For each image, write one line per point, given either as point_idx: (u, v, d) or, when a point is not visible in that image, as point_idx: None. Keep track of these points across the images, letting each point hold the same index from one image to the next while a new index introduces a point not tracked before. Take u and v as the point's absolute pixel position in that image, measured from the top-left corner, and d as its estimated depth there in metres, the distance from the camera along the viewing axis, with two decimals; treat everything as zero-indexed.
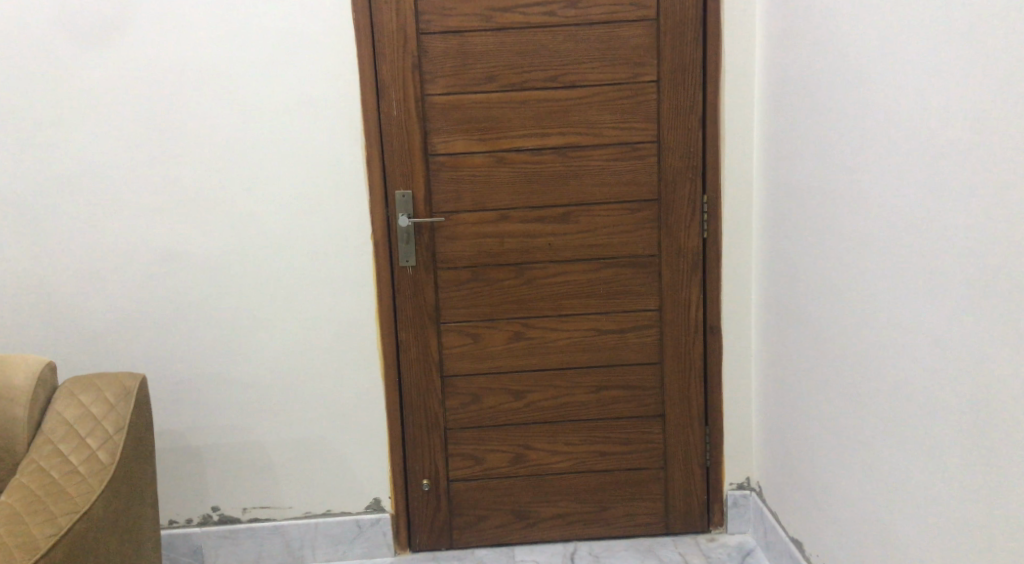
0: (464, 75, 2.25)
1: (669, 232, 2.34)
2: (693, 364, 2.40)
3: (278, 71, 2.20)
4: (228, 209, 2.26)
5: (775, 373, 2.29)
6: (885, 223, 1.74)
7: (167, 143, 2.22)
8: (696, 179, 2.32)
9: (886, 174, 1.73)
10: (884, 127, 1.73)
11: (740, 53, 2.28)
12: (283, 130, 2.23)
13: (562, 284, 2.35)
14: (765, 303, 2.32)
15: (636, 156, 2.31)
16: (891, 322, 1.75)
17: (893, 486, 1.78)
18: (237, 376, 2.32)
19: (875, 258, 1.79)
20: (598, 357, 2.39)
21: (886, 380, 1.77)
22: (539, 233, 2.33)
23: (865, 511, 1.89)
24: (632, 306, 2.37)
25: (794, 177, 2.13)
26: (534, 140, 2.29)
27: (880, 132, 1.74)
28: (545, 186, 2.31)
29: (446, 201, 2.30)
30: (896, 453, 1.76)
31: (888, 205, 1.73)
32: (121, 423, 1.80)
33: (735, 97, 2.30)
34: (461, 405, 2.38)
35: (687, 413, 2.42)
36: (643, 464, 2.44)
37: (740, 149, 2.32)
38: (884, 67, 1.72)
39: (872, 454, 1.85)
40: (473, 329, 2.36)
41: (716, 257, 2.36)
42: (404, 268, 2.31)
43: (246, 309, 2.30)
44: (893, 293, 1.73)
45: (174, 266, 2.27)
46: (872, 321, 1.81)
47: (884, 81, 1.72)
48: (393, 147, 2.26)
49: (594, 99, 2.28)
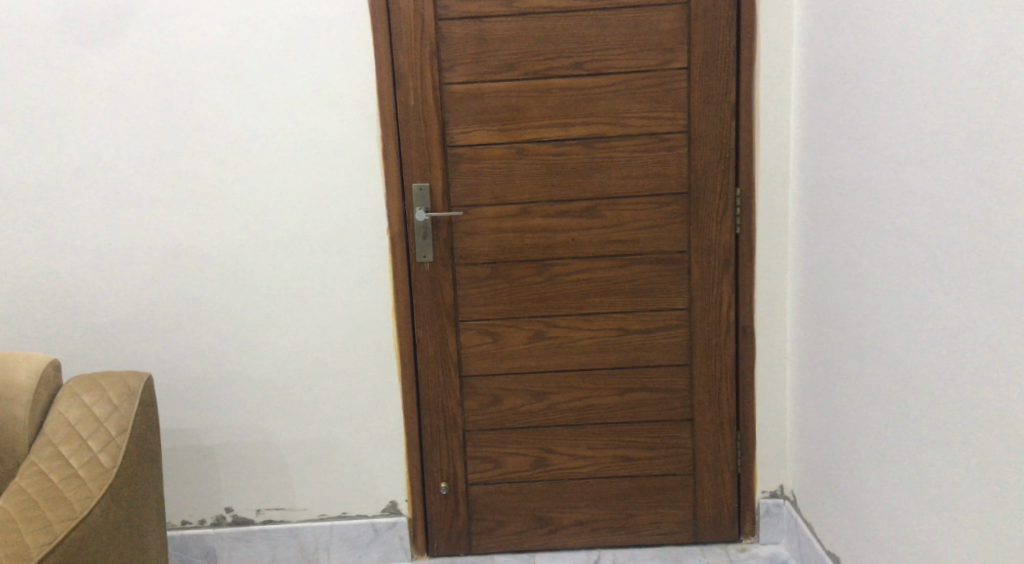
0: (484, 62, 2.15)
1: (698, 227, 2.23)
2: (724, 366, 2.29)
3: (291, 59, 2.13)
4: (240, 205, 2.19)
5: (814, 379, 2.17)
6: (931, 220, 1.62)
7: (178, 135, 2.16)
8: (728, 172, 2.21)
9: (932, 167, 1.60)
10: (931, 117, 1.60)
11: (775, 38, 2.15)
12: (296, 121, 2.16)
13: (586, 282, 2.25)
14: (802, 302, 2.20)
15: (664, 147, 2.20)
16: (936, 327, 1.62)
17: (938, 504, 1.65)
18: (250, 375, 2.26)
19: (918, 257, 1.66)
20: (624, 358, 2.28)
21: (932, 389, 1.65)
22: (562, 228, 2.23)
23: (905, 528, 1.76)
24: (659, 305, 2.26)
25: (833, 170, 2.00)
26: (557, 131, 2.19)
27: (927, 122, 1.61)
28: (569, 179, 2.21)
29: (466, 195, 2.21)
30: (943, 469, 1.63)
31: (934, 201, 1.61)
32: (124, 424, 1.73)
33: (770, 85, 2.17)
34: (480, 407, 2.29)
35: (718, 417, 2.31)
36: (671, 470, 2.33)
37: (776, 140, 2.20)
38: (931, 53, 1.59)
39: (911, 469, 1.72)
40: (492, 327, 2.26)
41: (749, 254, 2.24)
42: (422, 264, 2.23)
43: (260, 306, 2.23)
44: (940, 297, 1.61)
45: (185, 261, 2.21)
46: (913, 325, 1.69)
47: (931, 67, 1.59)
48: (410, 139, 2.17)
49: (621, 87, 2.17)
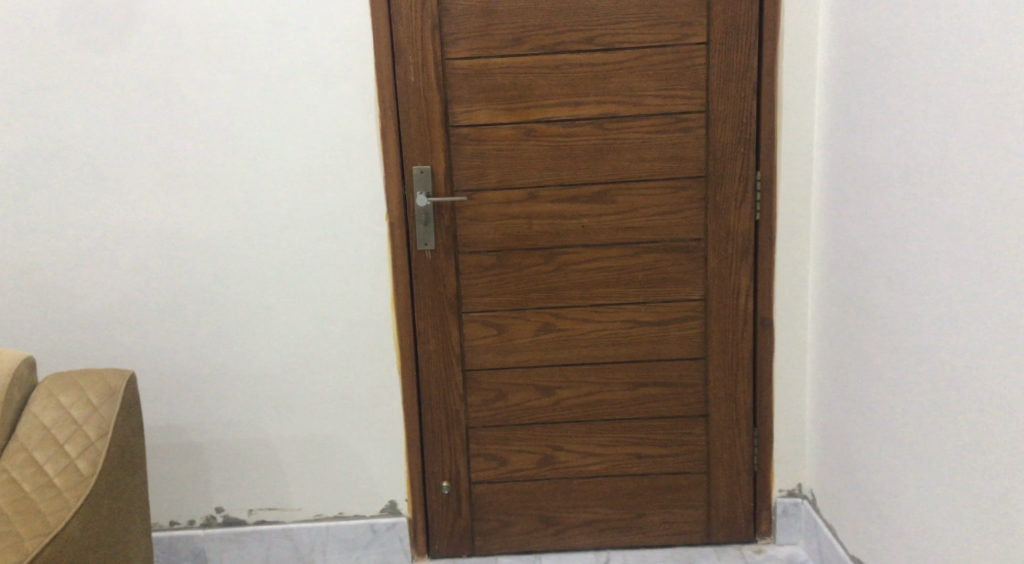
0: (490, 37, 2.01)
1: (716, 213, 2.10)
2: (741, 360, 2.17)
3: (284, 33, 1.99)
4: (230, 189, 2.06)
5: (838, 374, 2.05)
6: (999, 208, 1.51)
7: (164, 113, 2.03)
8: (748, 154, 2.08)
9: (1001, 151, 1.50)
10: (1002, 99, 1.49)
11: (800, 12, 2.02)
12: (290, 99, 2.03)
13: (597, 271, 2.12)
14: (826, 294, 2.08)
15: (680, 128, 2.07)
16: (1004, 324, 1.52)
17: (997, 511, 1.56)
18: (241, 369, 2.14)
19: (984, 250, 1.55)
20: (636, 351, 2.16)
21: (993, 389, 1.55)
22: (572, 214, 2.10)
23: (956, 537, 1.66)
24: (673, 295, 2.14)
25: (867, 154, 1.88)
26: (568, 110, 2.05)
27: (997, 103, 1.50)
28: (580, 162, 2.08)
29: (470, 178, 2.08)
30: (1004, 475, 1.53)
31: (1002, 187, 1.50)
32: (104, 428, 1.59)
33: (794, 61, 2.04)
34: (484, 402, 2.17)
35: (734, 413, 2.20)
36: (684, 468, 2.22)
37: (799, 120, 2.07)
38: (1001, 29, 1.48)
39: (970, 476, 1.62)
40: (498, 319, 2.14)
41: (769, 241, 2.12)
42: (423, 252, 2.10)
43: (251, 296, 2.11)
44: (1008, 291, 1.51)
45: (172, 248, 2.08)
46: (974, 320, 1.59)
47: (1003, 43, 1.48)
48: (410, 119, 2.04)
49: (635, 64, 2.03)
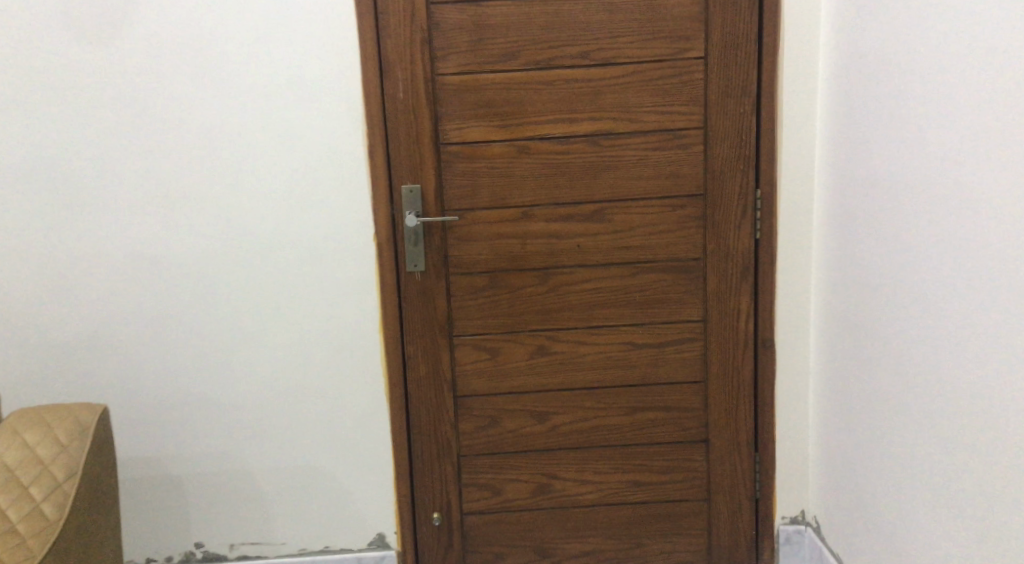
0: (481, 51, 1.95)
1: (715, 233, 2.04)
2: (742, 383, 2.10)
3: (267, 47, 1.92)
4: (211, 209, 1.98)
5: (842, 398, 1.99)
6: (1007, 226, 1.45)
7: (141, 131, 1.94)
8: (748, 171, 2.02)
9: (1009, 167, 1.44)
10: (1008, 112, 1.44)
11: (800, 26, 1.97)
12: (273, 116, 1.95)
13: (593, 292, 2.05)
14: (829, 314, 2.02)
15: (678, 145, 2.00)
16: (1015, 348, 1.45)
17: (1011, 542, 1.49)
18: (222, 397, 2.04)
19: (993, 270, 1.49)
20: (634, 375, 2.09)
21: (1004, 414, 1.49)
22: (567, 234, 2.03)
23: None
24: (671, 317, 2.07)
25: (870, 171, 1.82)
26: (562, 127, 1.99)
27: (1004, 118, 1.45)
28: (575, 180, 2.01)
29: (461, 197, 2.00)
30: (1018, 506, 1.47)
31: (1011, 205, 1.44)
32: (73, 468, 1.49)
33: (795, 76, 1.99)
34: (476, 429, 2.09)
35: (735, 438, 2.12)
36: (684, 495, 2.14)
37: (800, 137, 2.01)
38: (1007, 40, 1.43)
39: (983, 507, 1.55)
40: (490, 342, 2.06)
41: (769, 261, 2.05)
42: (412, 274, 2.02)
43: (232, 321, 2.02)
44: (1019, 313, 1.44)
45: (150, 272, 1.99)
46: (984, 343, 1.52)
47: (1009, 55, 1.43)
48: (399, 136, 1.96)
49: (631, 79, 1.97)
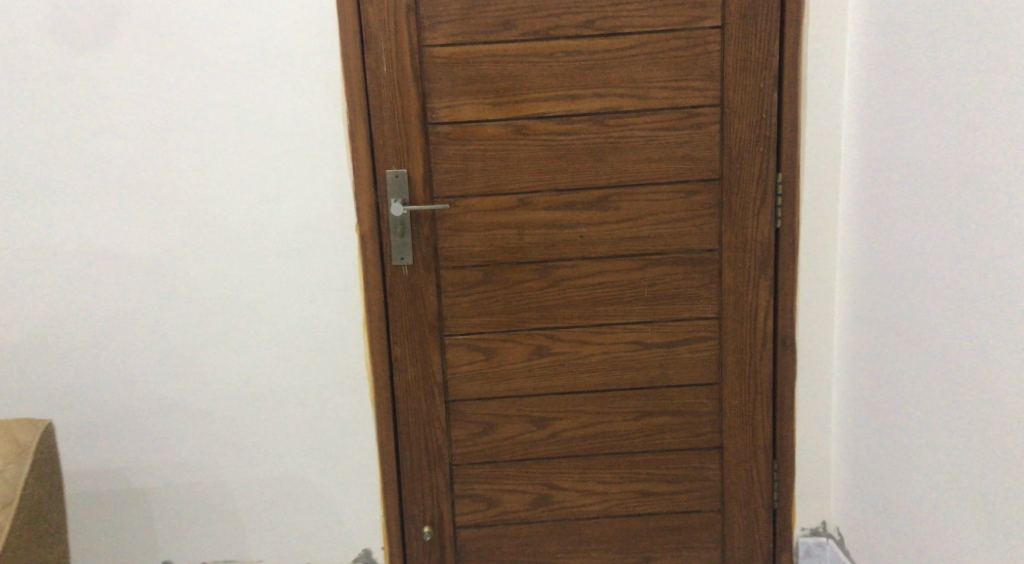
0: (473, 20, 1.75)
1: (731, 221, 1.85)
2: (760, 385, 1.93)
3: (236, 17, 1.72)
4: (174, 197, 1.79)
5: (869, 404, 1.81)
6: None
7: (98, 111, 1.76)
8: (768, 153, 1.83)
9: None
10: None
11: None
12: (244, 94, 1.76)
13: (597, 287, 1.87)
14: (856, 312, 1.83)
15: (691, 125, 1.81)
16: None
17: None
18: (190, 403, 1.87)
19: None
20: (641, 377, 1.91)
21: None
22: (568, 222, 1.84)
23: None
24: (683, 313, 1.89)
25: (905, 153, 1.64)
26: (563, 105, 1.79)
27: None
28: (578, 164, 1.82)
29: (452, 183, 1.81)
30: None
31: None
32: (7, 496, 1.31)
33: (821, 48, 1.79)
34: (469, 437, 1.91)
35: (752, 445, 1.95)
36: (695, 506, 1.98)
37: (826, 116, 1.82)
38: None
39: None
40: (484, 342, 1.88)
41: (791, 252, 1.87)
42: (399, 268, 1.83)
43: (202, 320, 1.84)
44: None
45: (108, 266, 1.81)
46: None
47: None
48: (383, 116, 1.77)
49: (640, 51, 1.78)
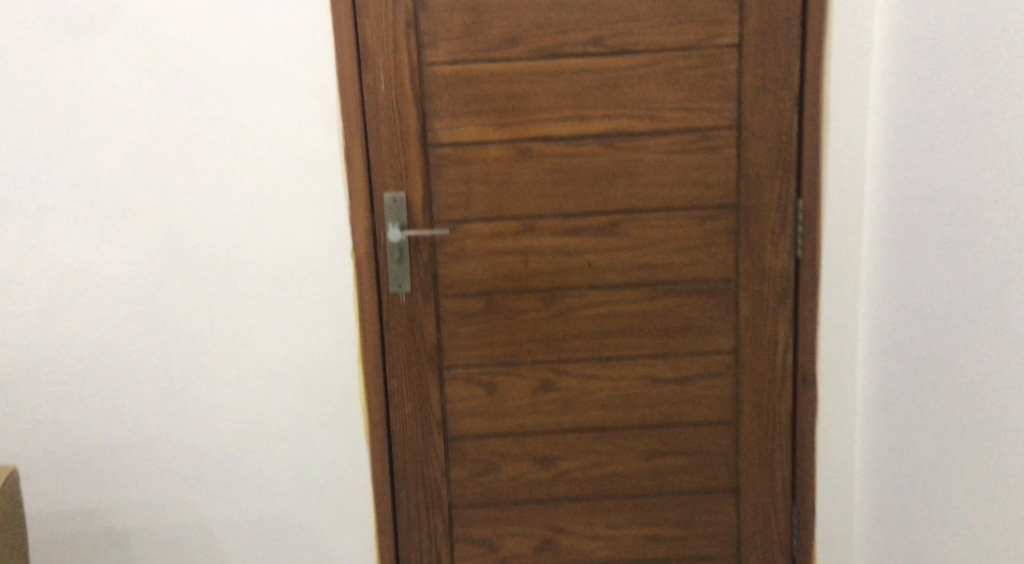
0: (477, 37, 1.67)
1: (749, 250, 1.75)
2: (779, 424, 1.81)
3: (226, 31, 1.63)
4: (159, 222, 1.70)
5: (897, 446, 1.69)
6: None
7: (79, 131, 1.67)
8: (788, 178, 1.73)
9: None
10: None
11: (852, 8, 1.68)
12: (233, 113, 1.66)
13: (606, 319, 1.77)
14: (883, 347, 1.72)
15: (706, 147, 1.72)
16: None
17: None
18: (174, 439, 1.77)
19: None
20: (653, 414, 1.80)
21: None
22: (576, 250, 1.74)
23: None
24: (697, 347, 1.78)
25: (937, 179, 1.53)
26: (571, 126, 1.70)
27: None
28: (586, 188, 1.72)
29: (453, 208, 1.72)
30: None
31: None
32: None
33: (845, 67, 1.69)
34: (469, 476, 1.80)
35: (770, 487, 1.83)
36: (709, 552, 1.86)
37: (850, 139, 1.72)
38: None
39: None
40: (486, 376, 1.77)
41: (812, 283, 1.76)
42: (396, 297, 1.73)
43: (187, 351, 1.74)
44: None
45: (88, 293, 1.72)
46: None
47: None
48: (381, 137, 1.68)
49: (652, 70, 1.69)
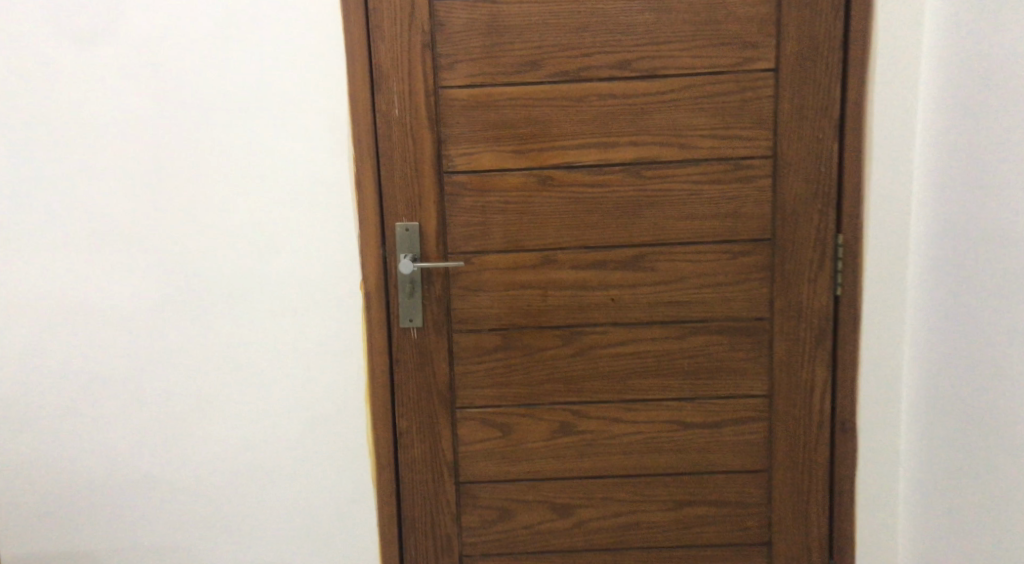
0: (497, 59, 1.58)
1: (784, 286, 1.63)
2: (815, 474, 1.68)
3: (235, 51, 1.57)
4: (161, 248, 1.62)
5: (954, 503, 1.55)
6: None
7: (81, 153, 1.61)
8: (827, 211, 1.61)
9: None
10: None
11: (898, 31, 1.56)
12: (240, 136, 1.59)
13: (630, 358, 1.66)
14: (932, 396, 1.59)
15: (739, 177, 1.61)
16: None
17: None
18: (171, 476, 1.68)
19: None
20: (679, 460, 1.68)
21: None
22: (598, 285, 1.64)
23: None
24: (727, 390, 1.67)
25: (1011, 217, 1.42)
26: (594, 154, 1.60)
27: None
28: (610, 219, 1.62)
29: (468, 238, 1.62)
30: None
31: None
32: None
33: (889, 93, 1.58)
34: (482, 523, 1.69)
35: (804, 543, 1.70)
36: None
37: (895, 170, 1.60)
38: None
39: None
40: (501, 417, 1.67)
41: (852, 323, 1.64)
42: (407, 331, 1.64)
43: (187, 384, 1.66)
44: None
45: (86, 322, 1.65)
46: None
47: None
48: (394, 163, 1.59)
49: (682, 95, 1.59)
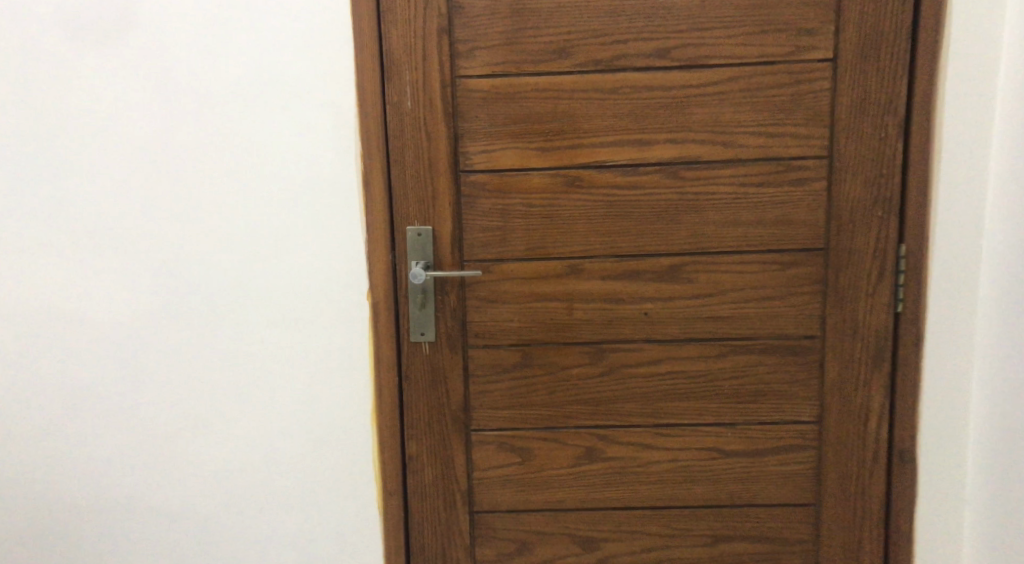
0: (521, 46, 1.42)
1: (838, 302, 1.46)
2: (870, 512, 1.51)
3: (235, 37, 1.43)
4: (153, 251, 1.49)
5: None
6: None
7: (70, 148, 1.48)
8: (889, 218, 1.44)
9: None
10: None
11: (974, 16, 1.38)
12: (239, 130, 1.45)
13: (664, 378, 1.50)
14: (1007, 428, 1.41)
15: (789, 180, 1.44)
16: None
17: None
18: (162, 499, 1.55)
19: None
20: (717, 492, 1.52)
21: None
22: (630, 297, 1.48)
23: None
24: (772, 415, 1.50)
25: None
26: (628, 152, 1.44)
27: None
28: (644, 225, 1.46)
29: (487, 245, 1.47)
30: None
31: None
32: None
33: (963, 87, 1.40)
34: (498, 557, 1.54)
35: None
36: None
37: (968, 174, 1.42)
38: None
39: None
40: (521, 441, 1.52)
41: (915, 345, 1.46)
42: (418, 346, 1.49)
43: (180, 399, 1.52)
44: None
45: (73, 331, 1.52)
46: None
47: None
48: (406, 160, 1.44)
49: (727, 87, 1.42)
